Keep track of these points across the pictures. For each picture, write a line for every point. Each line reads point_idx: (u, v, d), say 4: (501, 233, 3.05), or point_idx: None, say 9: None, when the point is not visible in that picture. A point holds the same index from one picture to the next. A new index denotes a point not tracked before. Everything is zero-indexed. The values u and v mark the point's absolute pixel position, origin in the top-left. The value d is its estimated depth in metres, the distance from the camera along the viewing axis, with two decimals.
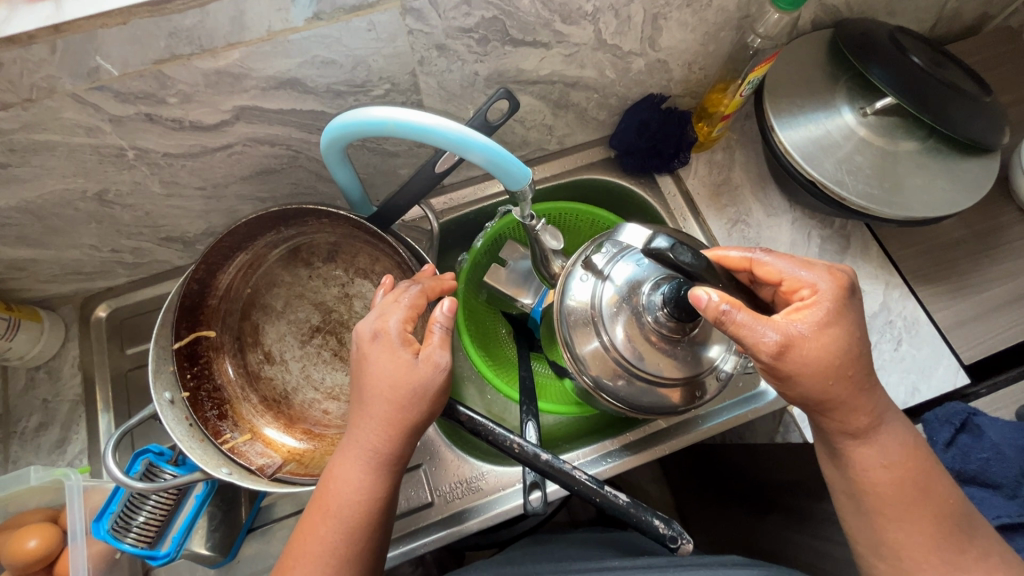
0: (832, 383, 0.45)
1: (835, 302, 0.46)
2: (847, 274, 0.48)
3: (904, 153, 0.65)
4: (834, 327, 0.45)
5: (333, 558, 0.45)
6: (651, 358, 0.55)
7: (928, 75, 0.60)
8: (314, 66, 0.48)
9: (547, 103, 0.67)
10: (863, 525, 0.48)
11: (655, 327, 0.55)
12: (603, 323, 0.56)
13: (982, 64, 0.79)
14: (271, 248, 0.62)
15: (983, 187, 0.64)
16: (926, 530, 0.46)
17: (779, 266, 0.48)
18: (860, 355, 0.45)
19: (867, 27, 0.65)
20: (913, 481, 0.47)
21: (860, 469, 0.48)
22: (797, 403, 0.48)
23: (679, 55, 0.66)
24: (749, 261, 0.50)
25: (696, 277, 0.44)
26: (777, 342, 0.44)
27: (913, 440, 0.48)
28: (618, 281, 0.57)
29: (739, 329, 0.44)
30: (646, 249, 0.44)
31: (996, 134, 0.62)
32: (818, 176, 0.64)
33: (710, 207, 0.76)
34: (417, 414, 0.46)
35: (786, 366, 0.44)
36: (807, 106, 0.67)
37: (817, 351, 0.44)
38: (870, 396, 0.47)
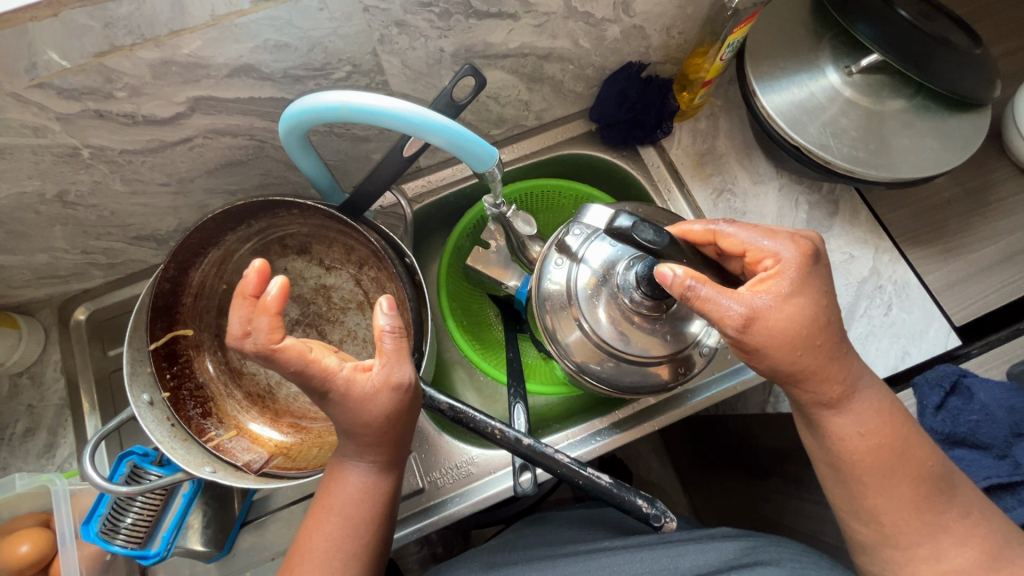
0: (800, 354, 0.44)
1: (800, 270, 0.45)
2: (810, 240, 0.47)
3: (892, 113, 0.62)
4: (798, 297, 0.44)
5: (342, 559, 0.45)
6: (635, 338, 0.55)
7: (915, 29, 0.58)
8: (267, 50, 0.46)
9: (520, 77, 0.65)
10: (846, 493, 0.48)
11: (634, 308, 0.54)
12: (583, 307, 0.56)
13: (972, 15, 0.76)
14: (243, 242, 0.61)
15: (973, 144, 0.62)
16: (908, 496, 0.46)
17: (742, 236, 0.47)
18: (827, 323, 0.45)
19: None
20: (891, 448, 0.46)
21: (838, 438, 0.48)
22: (767, 376, 0.48)
23: (656, 19, 0.63)
24: (712, 234, 0.49)
25: (660, 254, 0.44)
26: (744, 316, 0.43)
27: (888, 406, 0.48)
28: (594, 263, 0.56)
29: (710, 305, 0.43)
30: (608, 228, 0.45)
31: (986, 88, 0.59)
32: (803, 142, 0.62)
33: (694, 177, 0.74)
34: (409, 416, 0.45)
35: (752, 338, 0.44)
36: (790, 67, 0.64)
37: (783, 322, 0.43)
38: (841, 364, 0.46)
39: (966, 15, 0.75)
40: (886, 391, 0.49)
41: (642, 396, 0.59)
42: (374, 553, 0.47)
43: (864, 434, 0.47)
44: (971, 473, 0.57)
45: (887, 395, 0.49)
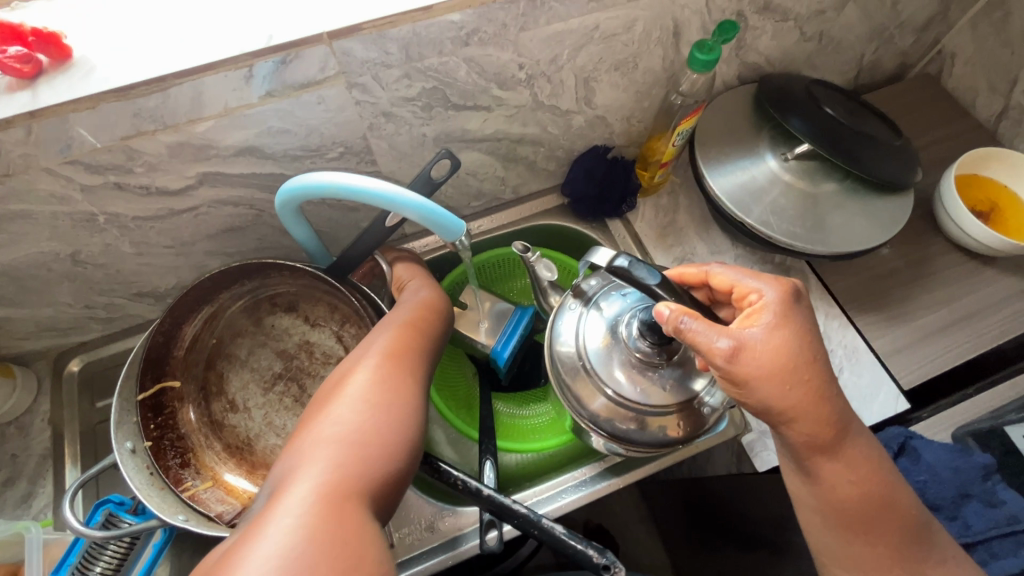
0: (791, 387, 0.48)
1: (779, 306, 0.50)
2: (792, 283, 0.53)
3: (825, 195, 0.70)
4: (783, 330, 0.49)
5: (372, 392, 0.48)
6: (639, 385, 0.58)
7: (838, 125, 0.68)
8: (270, 135, 0.54)
9: (496, 158, 0.73)
10: (831, 541, 0.53)
11: (649, 362, 0.58)
12: (601, 365, 0.59)
13: (896, 109, 0.92)
14: (235, 300, 0.66)
15: (898, 224, 0.69)
16: (887, 542, 0.51)
17: (727, 275, 0.54)
18: (813, 360, 0.49)
19: (783, 84, 0.73)
20: (875, 495, 0.51)
21: (830, 487, 0.51)
22: (759, 415, 0.50)
23: (616, 111, 0.73)
24: (703, 273, 0.57)
25: (658, 294, 0.50)
26: (732, 346, 0.47)
27: (875, 455, 0.52)
28: (605, 314, 0.62)
29: (707, 329, 0.47)
30: (610, 269, 0.50)
31: (905, 175, 0.68)
32: (749, 218, 0.69)
33: (657, 247, 0.81)
34: (436, 315, 0.61)
35: (740, 369, 0.48)
36: (734, 154, 0.73)
37: (768, 357, 0.48)
38: (830, 406, 0.50)
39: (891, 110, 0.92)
40: (869, 437, 0.53)
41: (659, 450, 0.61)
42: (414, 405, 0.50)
43: (847, 482, 0.51)
44: None
45: (869, 441, 0.52)
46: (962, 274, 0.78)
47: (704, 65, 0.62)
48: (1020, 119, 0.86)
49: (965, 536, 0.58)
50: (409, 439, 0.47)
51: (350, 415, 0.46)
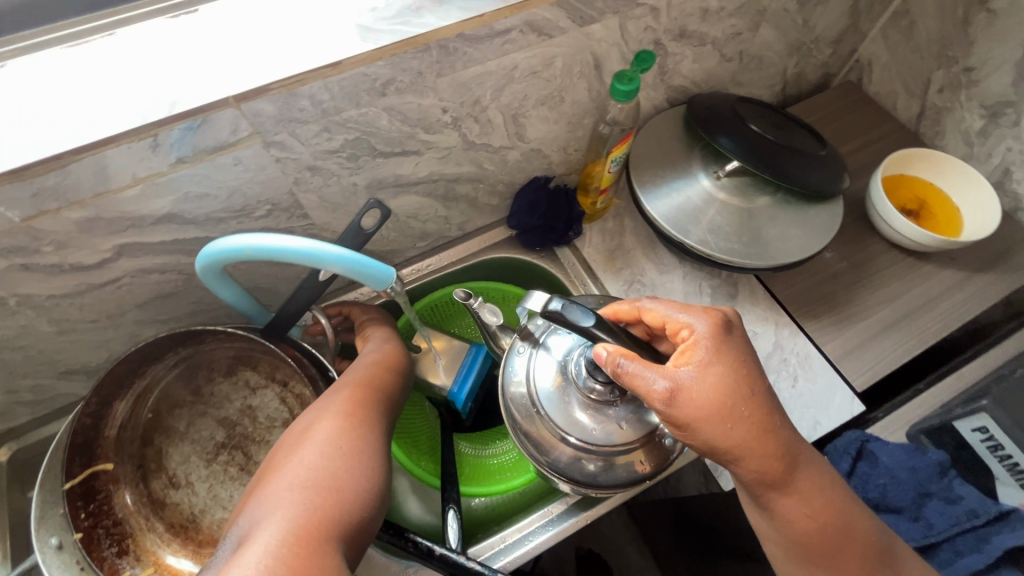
0: (732, 425, 0.49)
1: (711, 341, 0.52)
2: (722, 314, 0.55)
3: (759, 209, 0.72)
4: (716, 367, 0.50)
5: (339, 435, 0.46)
6: (596, 425, 0.58)
7: (765, 140, 0.70)
8: (188, 200, 0.52)
9: (435, 198, 0.72)
10: (796, 572, 0.53)
11: (604, 400, 0.57)
12: (557, 408, 0.59)
13: (825, 116, 0.96)
14: (169, 370, 0.62)
15: (830, 231, 0.71)
16: (852, 570, 0.51)
17: (658, 311, 0.56)
18: (750, 394, 0.50)
19: (710, 103, 0.74)
20: (833, 526, 0.51)
21: (787, 520, 0.52)
22: (708, 454, 0.51)
23: (550, 142, 0.74)
24: (636, 310, 0.58)
25: (596, 336, 0.51)
26: (668, 388, 0.49)
27: (826, 482, 0.52)
28: (554, 353, 0.62)
29: (644, 371, 0.49)
30: (545, 314, 0.51)
31: (832, 183, 0.70)
32: (689, 239, 0.70)
33: (607, 271, 0.81)
34: (397, 364, 0.61)
35: (678, 410, 0.49)
36: (668, 176, 0.74)
37: (704, 397, 0.49)
38: (776, 439, 0.50)
39: (820, 118, 0.95)
40: (822, 465, 0.53)
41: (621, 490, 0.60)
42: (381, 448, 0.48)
43: (802, 514, 0.51)
44: None
45: (821, 468, 0.53)
46: (901, 271, 0.80)
47: (625, 95, 0.64)
48: (937, 118, 0.90)
49: (929, 536, 0.59)
50: (380, 484, 0.45)
51: (315, 459, 0.44)
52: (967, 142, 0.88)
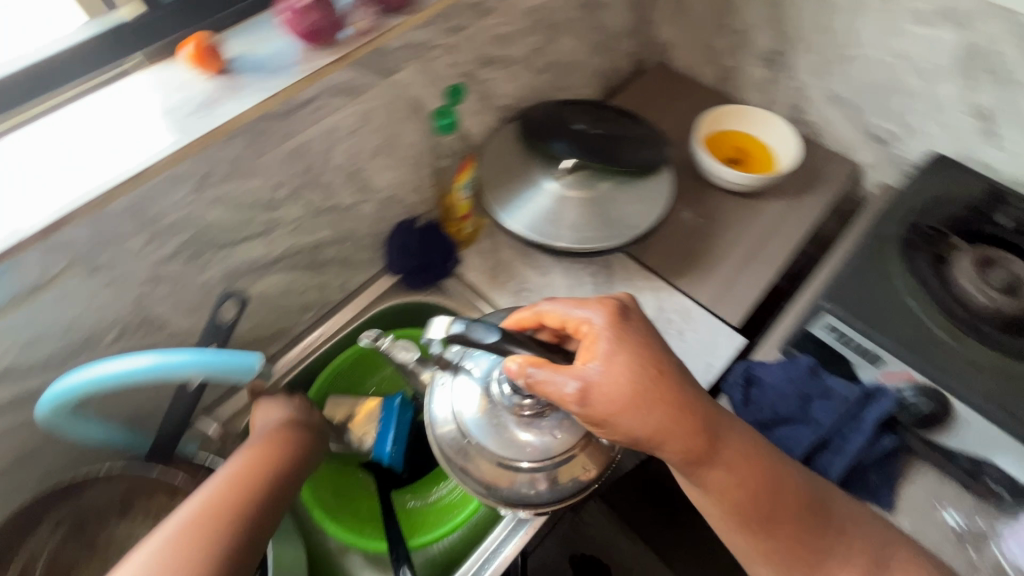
0: (646, 408, 0.52)
1: (613, 332, 0.55)
2: (615, 304, 0.59)
3: (605, 193, 0.78)
4: (620, 358, 0.53)
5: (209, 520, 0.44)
6: (529, 440, 0.59)
7: (590, 136, 0.79)
8: (18, 351, 0.49)
9: (303, 270, 0.73)
10: (743, 539, 0.56)
11: (535, 413, 0.59)
12: (490, 433, 0.59)
13: (643, 100, 1.07)
14: (49, 536, 0.56)
15: (668, 194, 0.80)
16: (790, 525, 0.55)
17: (558, 314, 0.58)
18: (658, 377, 0.53)
19: (534, 117, 0.83)
20: (762, 487, 0.54)
21: (721, 491, 0.54)
22: (633, 445, 0.54)
23: (400, 187, 0.77)
24: (536, 315, 0.60)
25: (503, 350, 0.52)
26: (579, 388, 0.52)
27: (751, 447, 0.55)
28: (475, 377, 0.62)
29: (554, 373, 0.52)
30: (452, 340, 0.51)
31: (655, 155, 0.81)
32: (551, 240, 0.75)
33: (493, 288, 0.84)
34: (306, 448, 0.56)
35: (593, 407, 0.52)
36: (518, 188, 0.79)
37: (615, 387, 0.52)
38: (693, 417, 0.53)
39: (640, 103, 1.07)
40: (746, 431, 0.56)
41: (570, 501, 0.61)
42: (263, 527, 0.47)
43: (731, 484, 0.54)
44: (793, 447, 0.65)
45: (746, 434, 0.56)
46: (740, 213, 0.91)
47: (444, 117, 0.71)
48: (730, 78, 1.04)
49: (820, 433, 0.65)
50: None
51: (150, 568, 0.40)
52: (758, 92, 1.02)
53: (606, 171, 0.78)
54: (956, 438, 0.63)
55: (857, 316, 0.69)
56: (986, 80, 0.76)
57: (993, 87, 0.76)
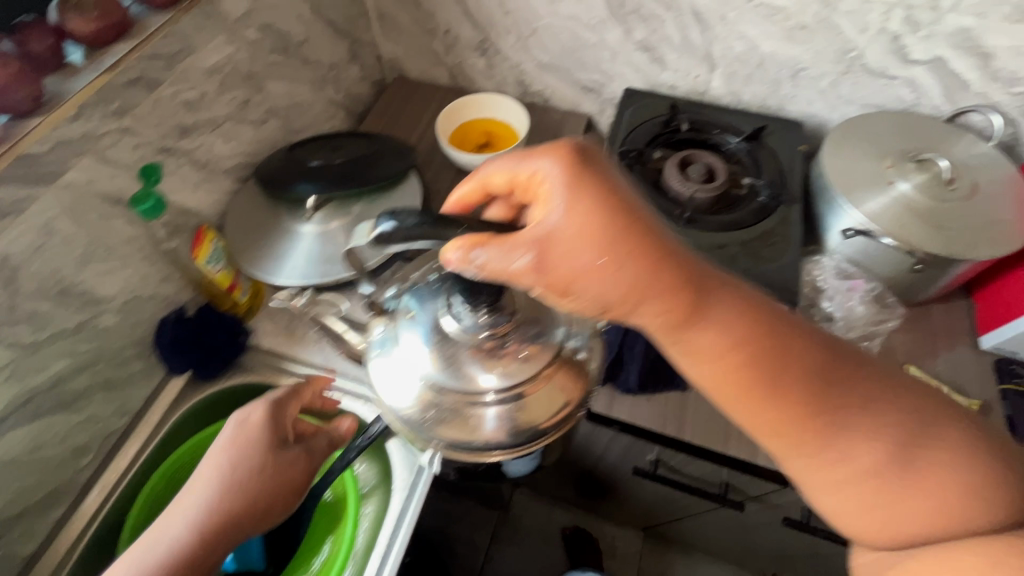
0: (619, 266, 0.39)
1: (562, 176, 0.39)
2: (574, 142, 0.41)
3: (358, 217, 0.80)
4: (586, 197, 0.38)
5: (212, 514, 0.57)
6: (500, 376, 0.49)
7: (324, 168, 0.79)
8: None
9: (52, 411, 0.66)
10: (741, 416, 0.42)
11: (498, 347, 0.49)
12: (427, 420, 0.51)
13: (392, 115, 1.12)
14: None
15: (419, 196, 0.85)
16: (790, 404, 0.41)
17: (505, 171, 0.42)
18: (629, 222, 0.39)
19: (266, 169, 0.81)
20: (761, 352, 0.41)
21: (704, 358, 0.42)
22: (604, 316, 0.42)
23: (140, 285, 0.72)
24: (479, 184, 0.44)
25: (438, 235, 0.39)
26: (533, 247, 0.38)
27: (740, 307, 0.42)
28: (417, 334, 0.50)
29: (514, 231, 0.38)
30: (370, 236, 0.39)
31: (395, 166, 0.84)
32: (330, 277, 0.77)
33: (294, 345, 0.81)
34: (293, 475, 0.62)
35: (554, 274, 0.39)
36: (274, 245, 0.79)
37: (579, 233, 0.38)
38: (671, 269, 0.40)
39: (391, 119, 1.11)
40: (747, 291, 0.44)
41: (526, 450, 0.52)
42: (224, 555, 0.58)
43: (730, 352, 0.41)
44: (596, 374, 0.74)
45: (742, 291, 0.43)
46: None
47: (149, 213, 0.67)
48: (461, 73, 1.12)
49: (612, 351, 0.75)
50: None
51: None
52: (488, 77, 1.11)
53: (359, 194, 0.81)
54: None
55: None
56: (637, 22, 0.90)
57: (643, 25, 0.90)
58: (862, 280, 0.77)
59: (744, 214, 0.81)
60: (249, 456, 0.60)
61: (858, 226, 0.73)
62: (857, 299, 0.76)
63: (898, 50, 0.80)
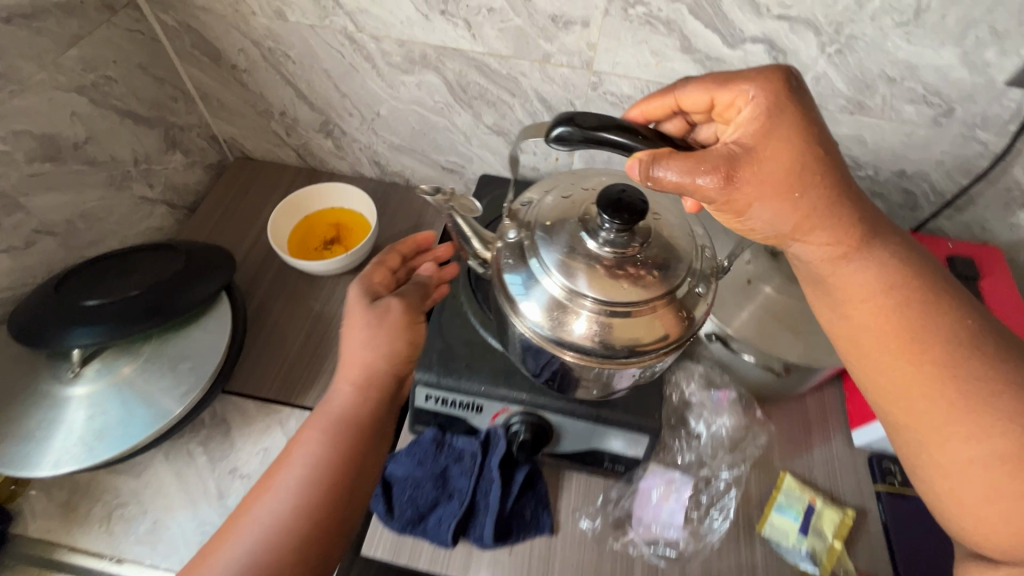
0: (798, 196, 0.47)
1: (770, 100, 0.49)
2: (781, 66, 0.51)
3: (142, 365, 0.65)
4: (775, 130, 0.47)
5: (354, 403, 0.60)
6: (620, 297, 0.52)
7: (102, 306, 0.64)
8: None
9: None
10: (867, 367, 0.51)
11: (621, 261, 0.53)
12: (553, 324, 0.54)
13: (231, 203, 0.98)
14: None
15: (229, 323, 0.72)
16: (921, 374, 0.47)
17: (702, 93, 0.52)
18: (818, 158, 0.47)
19: (21, 316, 0.64)
20: (913, 303, 0.49)
21: (851, 289, 0.50)
22: (762, 239, 0.51)
23: None
24: (673, 99, 0.55)
25: (610, 140, 0.49)
26: (719, 170, 0.46)
27: (894, 266, 0.50)
28: (560, 237, 0.55)
29: (691, 160, 0.45)
30: (549, 138, 0.50)
31: (202, 289, 0.71)
32: (122, 446, 0.60)
33: (72, 527, 0.66)
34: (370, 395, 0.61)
35: (737, 191, 0.46)
36: (14, 422, 0.60)
37: (768, 159, 0.47)
38: (850, 200, 0.49)
39: (230, 207, 0.97)
40: (908, 272, 0.50)
41: (619, 368, 0.55)
42: (330, 531, 0.53)
43: (874, 301, 0.50)
44: (443, 530, 0.63)
45: (897, 234, 0.52)
46: None
47: None
48: (310, 152, 0.99)
49: (465, 502, 0.64)
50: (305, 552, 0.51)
51: (277, 508, 0.53)
52: (341, 157, 0.99)
53: (156, 328, 0.66)
54: (562, 444, 0.67)
55: (459, 364, 0.66)
56: (484, 107, 0.82)
57: (491, 109, 0.82)
58: (727, 390, 0.73)
59: None
60: (368, 329, 0.62)
61: (718, 331, 0.69)
62: (723, 412, 0.72)
63: None
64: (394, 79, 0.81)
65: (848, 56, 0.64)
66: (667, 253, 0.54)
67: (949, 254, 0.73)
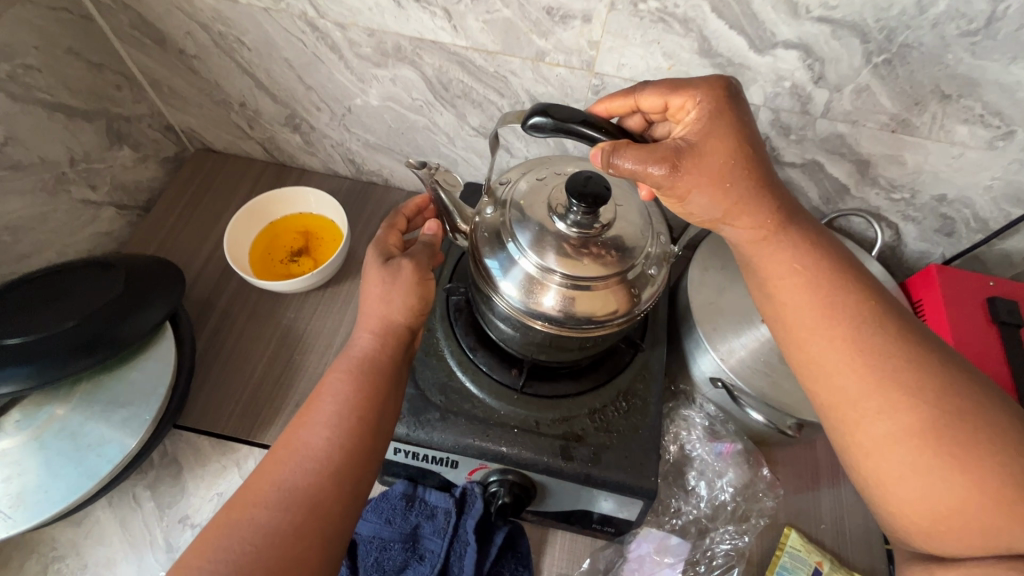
0: (729, 187, 0.46)
1: (715, 103, 0.47)
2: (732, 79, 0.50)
3: (74, 412, 0.59)
4: (715, 122, 0.47)
5: (373, 358, 0.54)
6: (587, 271, 0.49)
7: (18, 346, 0.56)
8: None
9: None
10: (791, 348, 0.48)
11: (588, 237, 0.50)
12: (525, 300, 0.51)
13: (190, 203, 0.88)
14: None
15: (172, 356, 0.65)
16: (841, 351, 0.45)
17: (655, 94, 0.49)
18: (747, 144, 0.47)
19: None
20: (826, 283, 0.47)
21: (773, 271, 0.49)
22: (698, 223, 0.50)
23: None
24: (631, 99, 0.51)
25: (579, 132, 0.46)
26: (667, 160, 0.44)
27: (812, 246, 0.49)
28: (530, 213, 0.52)
29: (641, 149, 0.44)
30: (524, 126, 0.46)
31: (141, 319, 0.62)
32: (49, 511, 0.54)
33: None
34: (395, 343, 0.55)
35: (680, 178, 0.45)
36: None
37: (709, 152, 0.46)
38: (778, 188, 0.49)
39: (188, 208, 0.88)
40: (831, 258, 0.49)
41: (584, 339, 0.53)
42: (353, 489, 0.48)
43: (800, 282, 0.48)
44: None
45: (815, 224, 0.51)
46: (325, 309, 0.78)
47: None
48: (276, 146, 0.89)
49: (435, 566, 0.58)
50: (330, 524, 0.46)
51: (301, 473, 0.47)
52: (311, 153, 0.88)
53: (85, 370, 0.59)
54: (548, 503, 0.61)
55: (433, 415, 0.58)
56: (469, 107, 0.72)
57: (476, 110, 0.72)
58: (732, 442, 0.66)
59: (597, 366, 0.64)
60: (385, 286, 0.56)
61: (722, 378, 0.62)
62: (728, 466, 0.65)
63: (771, 152, 0.66)
64: (365, 73, 0.70)
65: (896, 67, 0.54)
66: (628, 237, 0.52)
67: (989, 294, 0.65)
